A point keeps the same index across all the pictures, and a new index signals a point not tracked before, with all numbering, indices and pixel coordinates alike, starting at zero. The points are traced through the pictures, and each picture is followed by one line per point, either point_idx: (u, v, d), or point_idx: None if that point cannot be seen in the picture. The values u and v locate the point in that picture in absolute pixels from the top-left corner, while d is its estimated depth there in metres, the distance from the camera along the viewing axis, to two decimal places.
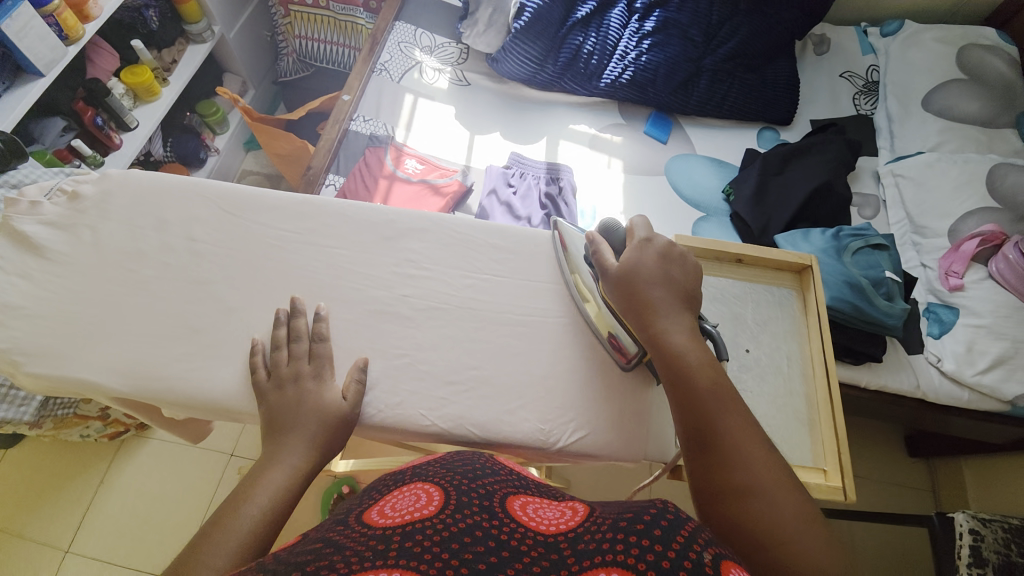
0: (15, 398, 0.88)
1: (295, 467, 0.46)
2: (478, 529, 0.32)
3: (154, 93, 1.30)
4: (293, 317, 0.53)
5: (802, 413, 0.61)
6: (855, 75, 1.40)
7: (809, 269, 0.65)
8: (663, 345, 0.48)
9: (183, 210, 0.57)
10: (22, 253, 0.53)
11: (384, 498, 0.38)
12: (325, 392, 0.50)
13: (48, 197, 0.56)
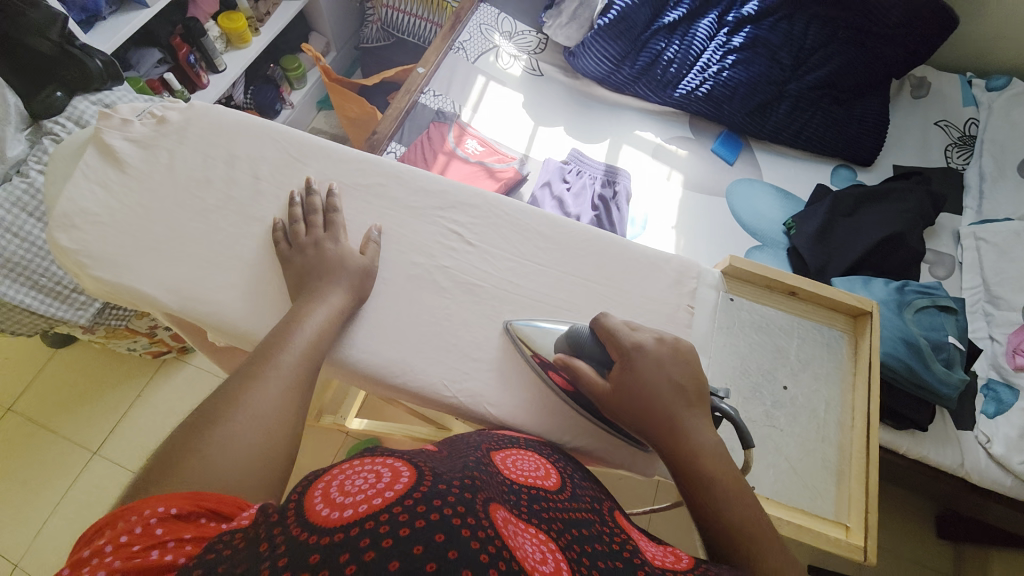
0: (76, 301, 0.94)
1: (336, 306, 0.50)
2: (596, 525, 0.38)
3: (245, 41, 1.37)
4: (311, 195, 0.57)
5: (828, 464, 0.58)
6: (952, 125, 1.30)
7: (868, 315, 0.61)
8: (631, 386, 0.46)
9: (255, 149, 0.60)
10: (107, 165, 0.57)
11: (511, 451, 0.46)
12: (346, 254, 0.54)
13: (138, 117, 0.60)
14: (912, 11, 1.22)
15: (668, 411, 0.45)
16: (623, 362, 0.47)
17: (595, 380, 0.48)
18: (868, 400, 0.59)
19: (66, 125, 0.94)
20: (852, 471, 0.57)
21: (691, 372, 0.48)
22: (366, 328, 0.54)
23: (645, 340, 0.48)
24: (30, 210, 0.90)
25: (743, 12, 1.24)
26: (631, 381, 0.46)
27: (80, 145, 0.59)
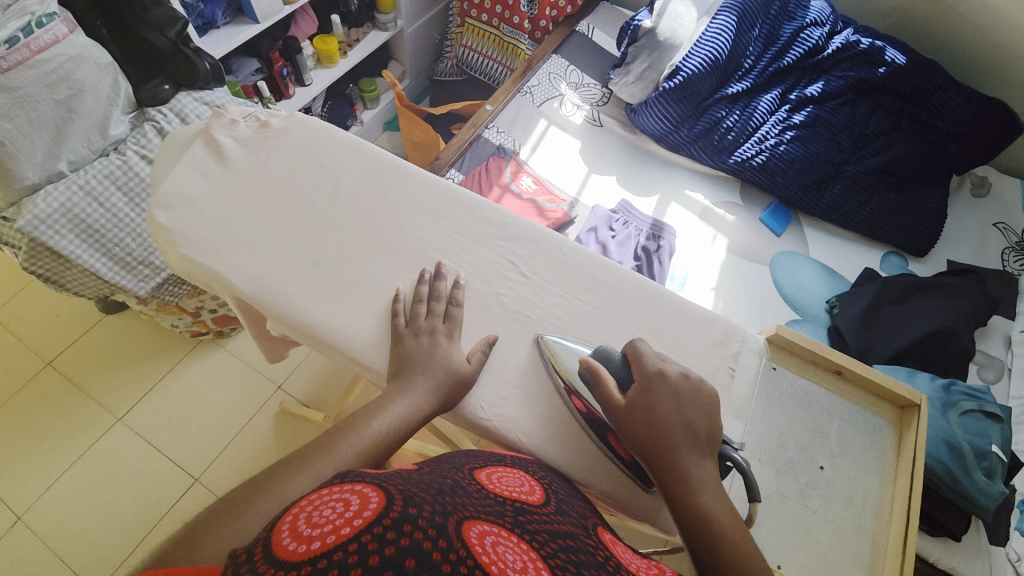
0: (142, 273, 1.01)
1: (417, 407, 0.50)
2: (582, 539, 0.39)
3: (333, 61, 1.49)
4: (436, 278, 0.59)
5: (860, 556, 0.57)
6: (1011, 228, 1.28)
7: (917, 407, 0.60)
8: (654, 403, 0.48)
9: (342, 163, 0.65)
10: (210, 158, 0.63)
11: (493, 467, 0.47)
12: (453, 351, 0.55)
13: (245, 119, 0.66)
14: (977, 113, 1.23)
15: (677, 442, 0.47)
16: (644, 384, 0.50)
17: (610, 393, 0.50)
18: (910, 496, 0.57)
19: (167, 115, 1.02)
20: (884, 566, 0.56)
21: (709, 407, 0.49)
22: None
23: (672, 370, 0.51)
24: (121, 184, 0.97)
25: (806, 92, 1.27)
26: (648, 401, 0.48)
27: (189, 137, 0.65)
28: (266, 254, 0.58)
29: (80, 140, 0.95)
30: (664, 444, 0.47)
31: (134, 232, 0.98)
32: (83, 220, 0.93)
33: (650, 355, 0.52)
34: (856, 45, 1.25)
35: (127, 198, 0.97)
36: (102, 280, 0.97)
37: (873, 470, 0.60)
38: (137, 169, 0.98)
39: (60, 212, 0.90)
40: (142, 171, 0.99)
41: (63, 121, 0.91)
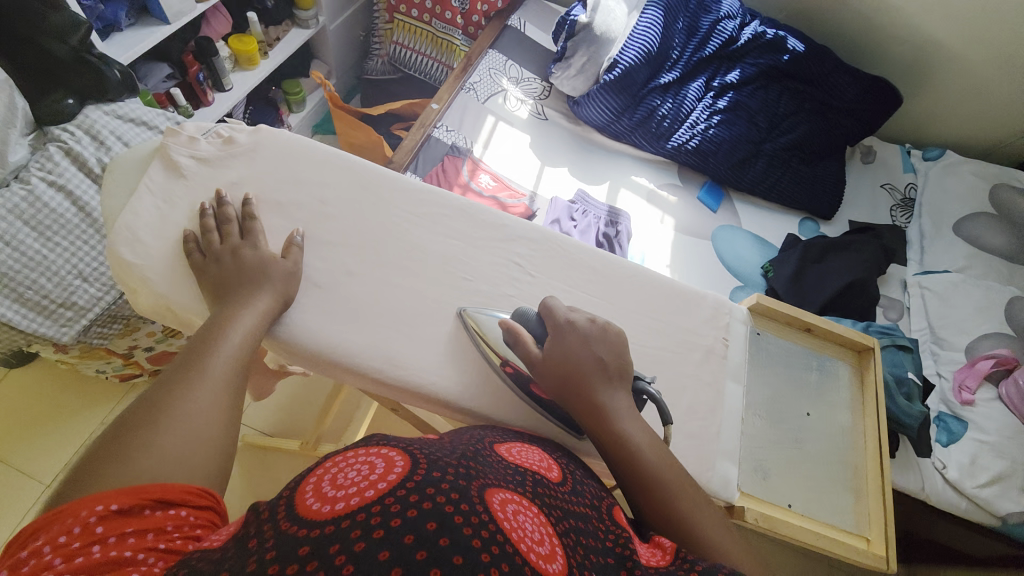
0: (63, 317, 0.89)
1: (262, 308, 0.51)
2: (591, 520, 0.41)
3: (253, 63, 1.38)
4: (220, 206, 0.56)
5: (850, 482, 0.63)
6: (895, 188, 1.51)
7: (872, 350, 0.70)
8: (569, 359, 0.52)
9: (324, 176, 0.61)
10: (171, 182, 0.57)
11: (517, 441, 0.49)
12: (262, 256, 0.54)
13: (205, 136, 0.60)
14: (863, 91, 1.43)
15: (593, 385, 0.51)
16: (556, 333, 0.54)
17: (529, 348, 0.54)
18: (877, 424, 0.66)
19: (75, 134, 0.89)
20: (869, 488, 0.63)
21: (616, 342, 0.54)
22: (434, 352, 0.56)
23: (580, 320, 0.55)
24: (27, 218, 0.84)
25: (727, 79, 1.39)
26: (562, 347, 0.52)
27: (142, 159, 0.58)
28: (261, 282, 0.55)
29: None
30: (583, 391, 0.51)
31: (50, 271, 0.86)
32: None
33: (555, 308, 0.56)
34: (763, 36, 1.39)
35: (42, 236, 0.86)
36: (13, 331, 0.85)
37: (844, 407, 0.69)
38: (48, 200, 0.86)
39: None
40: (53, 201, 0.87)
41: None
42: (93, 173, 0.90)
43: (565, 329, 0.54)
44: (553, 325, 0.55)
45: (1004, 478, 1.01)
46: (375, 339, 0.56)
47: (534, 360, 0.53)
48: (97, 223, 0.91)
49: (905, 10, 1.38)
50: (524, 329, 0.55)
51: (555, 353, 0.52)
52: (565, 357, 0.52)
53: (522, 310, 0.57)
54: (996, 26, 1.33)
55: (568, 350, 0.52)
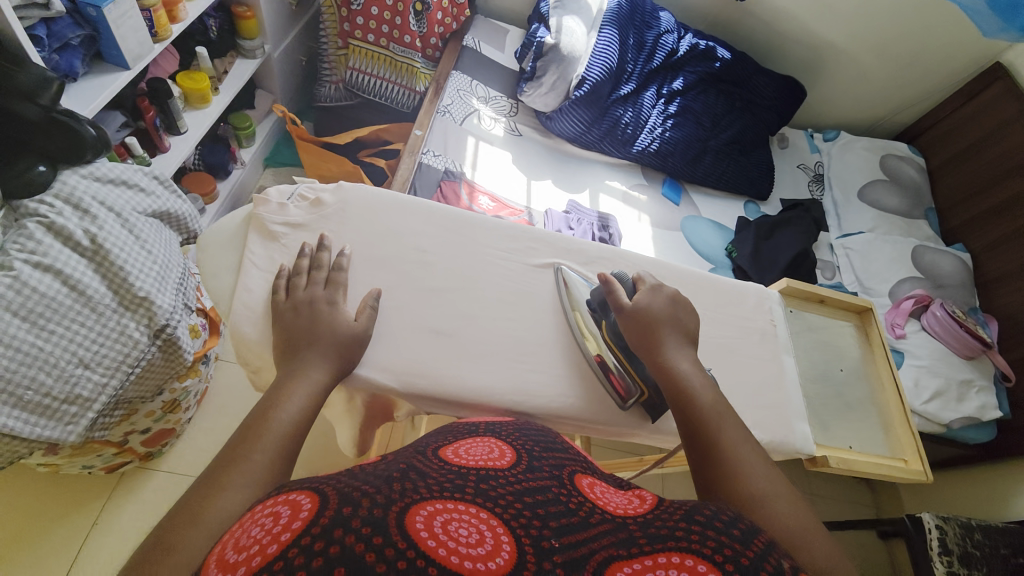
0: (68, 415, 0.78)
1: (319, 380, 0.54)
2: (553, 491, 0.43)
3: (205, 101, 1.27)
4: (318, 252, 0.63)
5: (881, 420, 0.86)
6: (807, 167, 1.79)
7: (870, 310, 0.92)
8: (640, 309, 0.64)
9: (417, 224, 0.71)
10: (271, 250, 0.64)
11: (458, 441, 0.50)
12: (339, 315, 0.59)
13: (291, 201, 0.67)
14: (779, 90, 1.68)
15: (665, 335, 0.63)
16: (651, 288, 0.67)
17: (619, 298, 0.65)
18: (888, 368, 0.88)
19: (56, 205, 0.78)
20: (895, 420, 0.86)
21: (689, 313, 0.67)
22: (560, 377, 0.68)
23: (663, 288, 0.67)
24: (17, 310, 0.73)
25: (673, 87, 1.56)
26: (649, 304, 0.65)
27: (236, 233, 0.65)
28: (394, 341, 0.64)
29: None
30: (656, 338, 0.63)
31: (48, 364, 0.75)
32: None
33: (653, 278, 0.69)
34: (697, 47, 1.58)
35: (35, 328, 0.74)
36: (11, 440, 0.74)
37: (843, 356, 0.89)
38: (36, 284, 0.74)
39: None
40: (43, 285, 0.75)
41: None
42: (81, 246, 0.78)
43: (655, 290, 0.67)
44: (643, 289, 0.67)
45: (941, 392, 1.29)
46: (498, 371, 0.66)
47: (623, 306, 0.65)
48: (91, 302, 0.78)
49: (803, 21, 1.65)
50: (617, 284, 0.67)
51: (643, 304, 0.65)
52: (648, 308, 0.64)
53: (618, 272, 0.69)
54: (869, 33, 1.65)
55: (651, 305, 0.65)
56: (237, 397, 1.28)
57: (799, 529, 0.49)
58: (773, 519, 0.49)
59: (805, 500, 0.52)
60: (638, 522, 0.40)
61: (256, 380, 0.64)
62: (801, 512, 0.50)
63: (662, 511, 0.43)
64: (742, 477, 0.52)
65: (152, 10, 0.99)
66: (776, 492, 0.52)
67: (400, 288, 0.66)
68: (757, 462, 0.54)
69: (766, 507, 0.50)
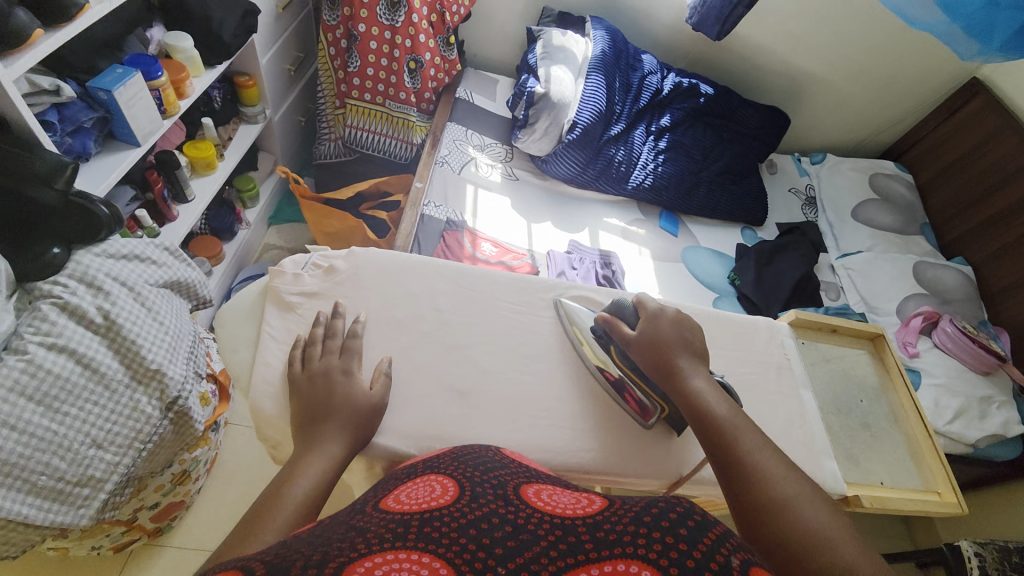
0: (81, 498, 0.74)
1: (334, 453, 0.54)
2: (499, 515, 0.39)
3: (211, 168, 1.31)
4: (332, 319, 0.65)
5: (910, 451, 0.90)
6: (798, 190, 1.80)
7: (882, 336, 0.98)
8: (644, 335, 0.66)
9: (430, 282, 0.74)
10: (287, 321, 0.66)
11: (398, 489, 0.46)
12: (353, 384, 0.59)
13: (305, 270, 0.70)
14: (764, 120, 1.74)
15: (677, 357, 0.64)
16: (649, 316, 0.67)
17: (622, 329, 0.68)
18: (909, 396, 0.94)
19: (69, 285, 0.77)
20: (925, 451, 0.90)
21: (699, 336, 0.67)
22: (582, 431, 0.68)
23: (668, 311, 0.68)
24: (31, 394, 0.70)
25: (662, 124, 1.61)
26: (652, 330, 0.66)
27: (253, 305, 0.68)
28: (417, 402, 0.64)
29: None
30: (668, 362, 0.64)
31: (62, 448, 0.71)
32: None
33: (654, 300, 0.70)
34: (682, 85, 1.64)
35: (48, 411, 0.71)
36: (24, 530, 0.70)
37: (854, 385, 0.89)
38: (50, 366, 0.71)
39: None
40: (58, 365, 0.72)
41: None
42: (95, 323, 0.77)
43: (657, 315, 0.68)
44: (646, 314, 0.68)
45: (963, 410, 1.27)
46: (520, 427, 0.66)
47: (627, 337, 0.67)
48: (104, 378, 0.76)
49: (780, 54, 1.73)
50: (617, 317, 0.69)
51: (647, 330, 0.66)
52: (652, 334, 0.66)
53: (618, 301, 0.71)
54: (845, 61, 1.72)
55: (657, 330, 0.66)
56: (246, 460, 1.26)
57: (829, 533, 0.48)
58: (800, 526, 0.49)
59: (834, 506, 0.51)
60: (586, 526, 0.37)
61: (276, 455, 0.65)
62: (828, 517, 0.50)
63: (610, 511, 0.39)
64: (765, 487, 0.52)
65: (161, 90, 1.04)
66: (802, 499, 0.51)
67: (419, 348, 0.68)
68: (779, 470, 0.54)
69: (793, 515, 0.50)
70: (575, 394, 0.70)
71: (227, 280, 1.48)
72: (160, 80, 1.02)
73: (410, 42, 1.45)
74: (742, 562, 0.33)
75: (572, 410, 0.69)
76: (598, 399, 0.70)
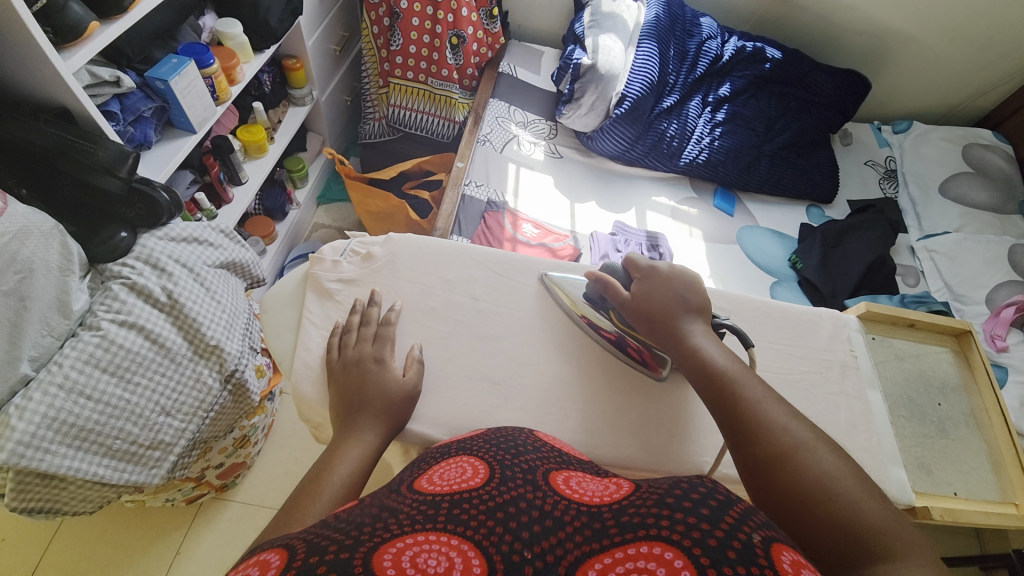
0: (152, 460, 0.80)
1: (369, 442, 0.55)
2: (528, 498, 0.38)
3: (262, 151, 1.36)
4: (369, 307, 0.66)
5: (990, 460, 0.81)
6: (877, 163, 1.62)
7: (969, 332, 0.87)
8: (640, 296, 0.64)
9: (466, 270, 0.73)
10: (326, 308, 0.68)
11: (432, 468, 0.46)
12: (388, 374, 0.60)
13: (344, 257, 0.71)
14: (839, 85, 1.56)
15: (674, 316, 0.62)
16: (643, 276, 0.66)
17: (616, 289, 0.66)
18: (994, 399, 0.84)
19: (136, 266, 0.83)
20: (1006, 460, 0.81)
21: (697, 286, 0.64)
22: (619, 427, 0.65)
23: (660, 266, 0.66)
24: (105, 365, 0.75)
25: (720, 93, 1.49)
26: (648, 287, 0.64)
27: (293, 293, 0.70)
28: (451, 390, 0.64)
29: (36, 329, 0.72)
30: (664, 321, 0.62)
31: (133, 415, 0.77)
32: (72, 424, 0.72)
33: (639, 260, 0.68)
34: (744, 49, 1.50)
35: (121, 381, 0.76)
36: (102, 486, 0.77)
37: (921, 389, 0.82)
38: (121, 341, 0.77)
39: (44, 424, 0.69)
40: (128, 340, 0.78)
41: (13, 315, 0.70)
42: (159, 301, 0.82)
43: (650, 272, 0.66)
44: (639, 273, 0.66)
45: None
46: (555, 419, 0.64)
47: (622, 298, 0.66)
48: (169, 352, 0.81)
49: (863, 8, 1.52)
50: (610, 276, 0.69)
51: (641, 290, 0.65)
52: (646, 295, 0.64)
53: (609, 265, 0.70)
54: (943, 14, 1.50)
55: (648, 291, 0.64)
56: (299, 428, 1.33)
57: (837, 479, 0.47)
58: (808, 475, 0.48)
59: (841, 450, 0.50)
60: (610, 512, 0.36)
61: (318, 435, 0.67)
62: (836, 462, 0.49)
63: (638, 496, 0.37)
64: (770, 436, 0.51)
65: (214, 76, 1.07)
66: (808, 445, 0.50)
67: (453, 336, 0.68)
68: (784, 418, 0.52)
69: (798, 463, 0.48)
70: (612, 389, 0.67)
71: (280, 258, 1.55)
72: (211, 67, 1.06)
73: (452, 17, 1.40)
74: (765, 538, 0.32)
75: (608, 405, 0.66)
76: (636, 395, 0.67)
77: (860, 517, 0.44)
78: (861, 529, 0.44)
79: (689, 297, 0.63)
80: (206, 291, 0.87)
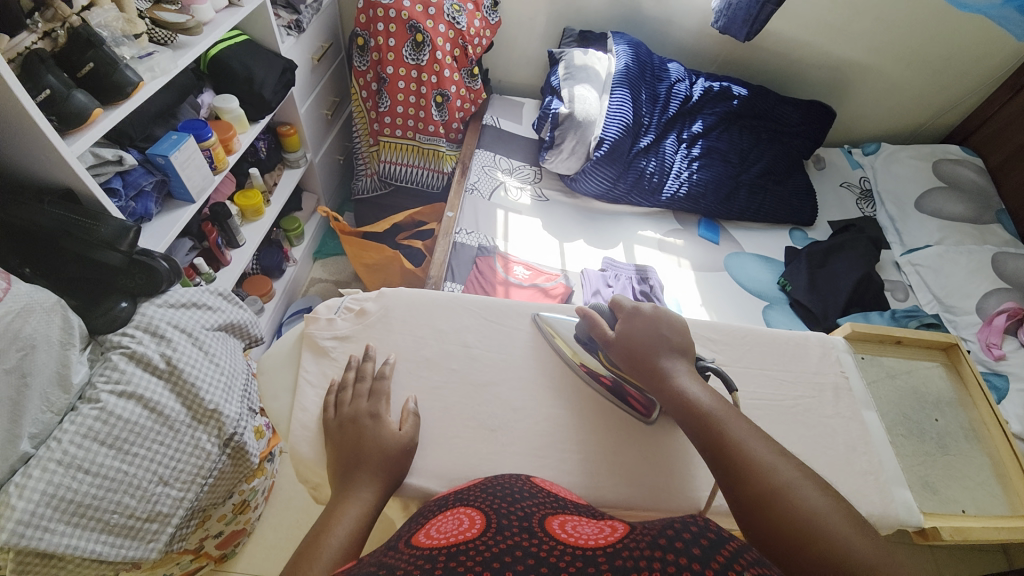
0: (150, 533, 0.79)
1: (366, 500, 0.55)
2: (524, 545, 0.39)
3: (259, 214, 1.41)
4: (364, 362, 0.68)
5: (995, 473, 0.81)
6: (852, 185, 1.68)
7: (957, 345, 0.89)
8: (625, 337, 0.66)
9: (458, 319, 0.75)
10: (322, 365, 0.69)
11: (430, 522, 0.46)
12: (384, 428, 0.61)
13: (338, 314, 0.74)
14: (806, 115, 1.64)
15: (660, 357, 0.63)
16: (627, 317, 0.68)
17: (603, 330, 0.68)
18: (989, 408, 0.85)
19: (136, 335, 0.84)
20: (1011, 471, 0.81)
21: (681, 328, 0.66)
22: (618, 467, 0.65)
23: (644, 306, 0.68)
24: (103, 438, 0.75)
25: (693, 130, 1.56)
26: (633, 328, 0.66)
27: (290, 353, 0.72)
28: (448, 440, 0.64)
29: (37, 406, 0.72)
30: (649, 363, 0.63)
31: (132, 487, 0.76)
32: (70, 500, 0.71)
33: (622, 302, 0.70)
34: (711, 89, 1.59)
35: (119, 452, 0.76)
36: (99, 565, 0.75)
37: (917, 405, 0.83)
38: (120, 412, 0.77)
39: (43, 502, 0.69)
40: (127, 411, 0.78)
41: (15, 393, 0.70)
42: (158, 368, 0.83)
43: (634, 313, 0.68)
44: (623, 314, 0.68)
45: None
46: (555, 463, 0.64)
47: (610, 339, 0.67)
48: (168, 420, 0.81)
49: (818, 45, 1.63)
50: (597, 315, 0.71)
51: (625, 331, 0.66)
52: (630, 336, 0.66)
53: (596, 304, 0.73)
54: (894, 45, 1.60)
55: (633, 332, 0.66)
56: (300, 488, 1.31)
57: (827, 517, 0.48)
58: (799, 513, 0.48)
59: (827, 485, 0.51)
60: (604, 555, 0.36)
61: (317, 496, 0.66)
62: (826, 500, 0.49)
63: (631, 537, 0.38)
64: (761, 475, 0.51)
65: (212, 149, 1.13)
66: (796, 483, 0.50)
67: (447, 385, 0.69)
68: (770, 456, 0.53)
69: (788, 502, 0.49)
70: (608, 429, 0.68)
71: (278, 315, 1.57)
72: (209, 140, 1.12)
73: (435, 78, 1.49)
74: None
75: (605, 445, 0.66)
76: (631, 433, 0.67)
77: (850, 554, 0.45)
78: (851, 568, 0.45)
79: (671, 337, 0.65)
80: (204, 355, 0.88)
